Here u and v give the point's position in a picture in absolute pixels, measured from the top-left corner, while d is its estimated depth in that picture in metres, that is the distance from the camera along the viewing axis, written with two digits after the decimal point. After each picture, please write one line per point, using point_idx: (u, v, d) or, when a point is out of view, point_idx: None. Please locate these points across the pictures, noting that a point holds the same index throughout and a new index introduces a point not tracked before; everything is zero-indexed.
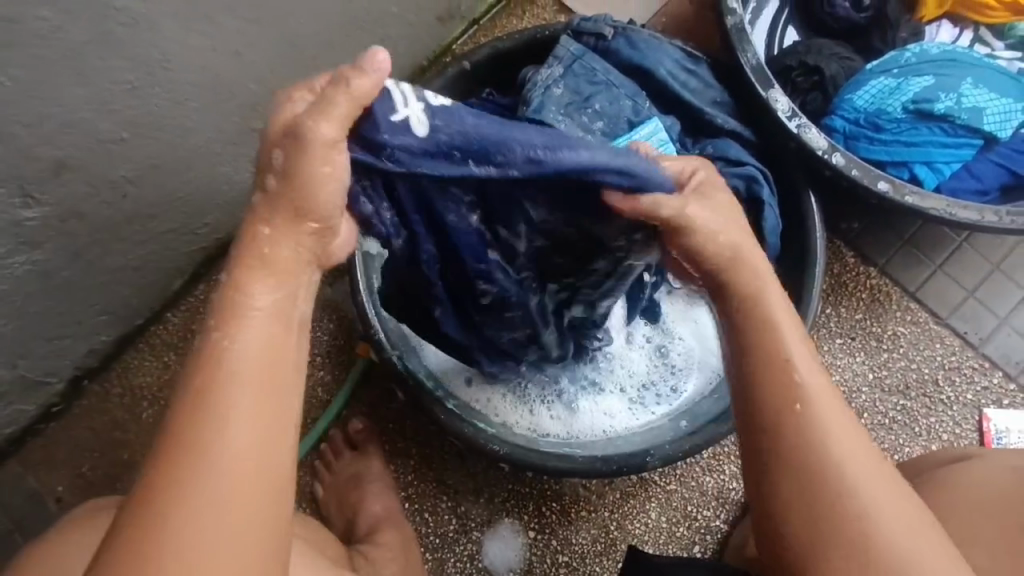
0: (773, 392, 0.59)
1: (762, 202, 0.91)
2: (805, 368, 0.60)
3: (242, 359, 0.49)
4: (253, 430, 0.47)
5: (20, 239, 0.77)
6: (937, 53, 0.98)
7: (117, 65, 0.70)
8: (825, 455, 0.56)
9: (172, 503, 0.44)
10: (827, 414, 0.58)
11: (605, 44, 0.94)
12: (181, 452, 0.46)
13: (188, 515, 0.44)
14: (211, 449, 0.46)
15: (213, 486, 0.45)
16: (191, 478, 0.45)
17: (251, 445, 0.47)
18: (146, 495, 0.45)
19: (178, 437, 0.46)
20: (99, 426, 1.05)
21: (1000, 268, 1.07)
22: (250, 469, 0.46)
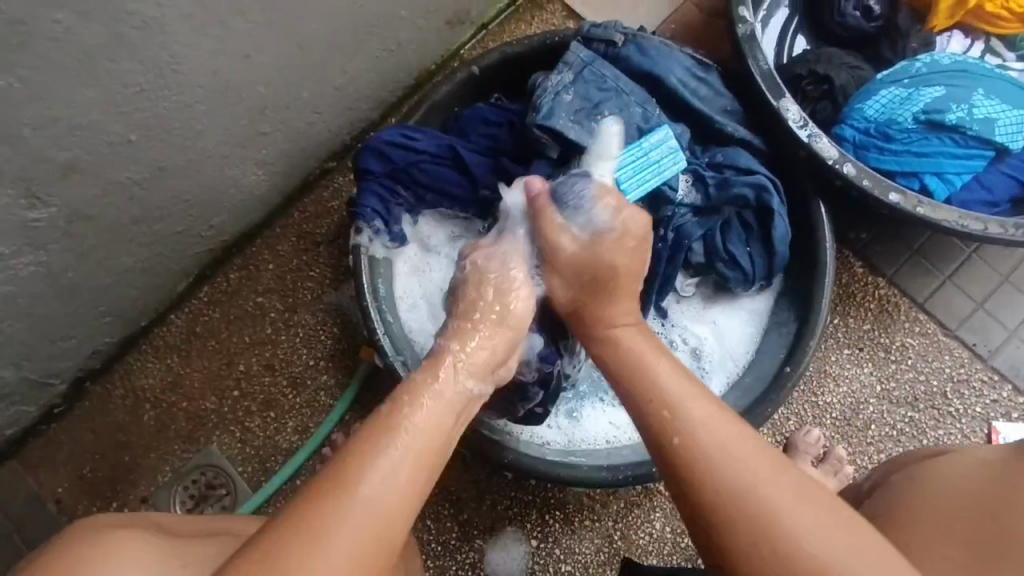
0: (652, 407, 0.58)
1: (773, 211, 0.91)
2: (673, 387, 0.58)
3: (419, 423, 0.54)
4: (404, 497, 0.50)
5: (26, 240, 0.77)
6: (949, 63, 0.98)
7: (128, 67, 0.70)
8: (701, 452, 0.54)
9: (307, 536, 0.46)
10: (702, 420, 0.55)
11: (615, 50, 0.94)
12: (337, 484, 0.49)
13: (323, 544, 0.46)
14: (358, 499, 0.48)
15: (347, 537, 0.47)
16: (331, 525, 0.47)
17: (393, 509, 0.49)
18: (294, 516, 0.47)
19: (334, 476, 0.49)
20: (101, 428, 1.04)
21: (1009, 279, 1.07)
22: (380, 535, 0.48)
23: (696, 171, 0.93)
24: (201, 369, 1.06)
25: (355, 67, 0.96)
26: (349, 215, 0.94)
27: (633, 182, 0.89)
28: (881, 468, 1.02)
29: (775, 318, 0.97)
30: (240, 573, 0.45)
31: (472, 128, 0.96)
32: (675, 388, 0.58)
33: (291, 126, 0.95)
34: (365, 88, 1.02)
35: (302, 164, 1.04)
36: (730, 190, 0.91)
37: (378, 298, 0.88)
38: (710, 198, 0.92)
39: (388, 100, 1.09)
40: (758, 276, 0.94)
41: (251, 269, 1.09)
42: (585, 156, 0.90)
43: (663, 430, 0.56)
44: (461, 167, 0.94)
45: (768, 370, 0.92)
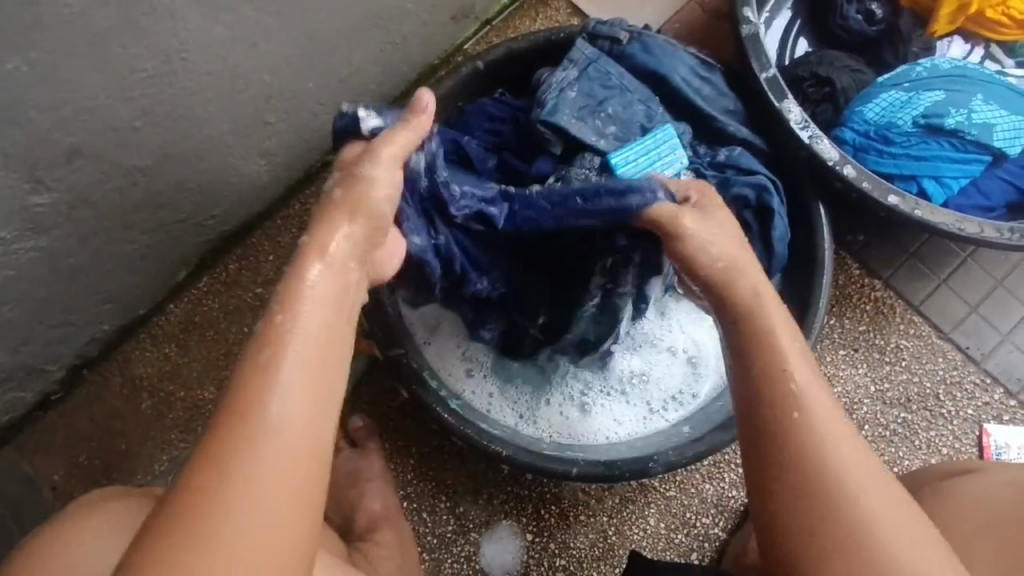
0: (780, 406, 0.60)
1: (773, 211, 0.91)
2: (811, 392, 0.61)
3: (308, 335, 0.56)
4: (311, 410, 0.53)
5: (28, 224, 0.76)
6: (948, 68, 0.99)
7: (136, 52, 0.70)
8: (816, 439, 0.58)
9: (226, 467, 0.49)
10: (826, 419, 0.59)
11: (620, 48, 0.94)
12: (233, 421, 0.51)
13: (244, 480, 0.48)
14: (269, 423, 0.51)
15: (265, 457, 0.49)
16: (247, 452, 0.49)
17: (306, 418, 0.52)
18: (202, 463, 0.49)
19: (234, 406, 0.51)
20: (97, 415, 1.04)
21: (1003, 284, 1.08)
22: (301, 447, 0.51)
23: (698, 170, 0.93)
24: (199, 359, 1.06)
25: (359, 60, 0.97)
26: None
27: (636, 180, 0.88)
28: None
29: None
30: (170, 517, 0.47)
31: (476, 122, 0.96)
32: (808, 384, 0.61)
33: (295, 116, 0.95)
34: (369, 81, 1.02)
35: (305, 155, 1.04)
36: (731, 190, 0.91)
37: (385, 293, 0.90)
38: None
39: (391, 94, 1.09)
40: (757, 276, 0.95)
41: (252, 260, 1.09)
42: (588, 154, 0.89)
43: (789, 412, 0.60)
44: (463, 162, 0.94)
45: None
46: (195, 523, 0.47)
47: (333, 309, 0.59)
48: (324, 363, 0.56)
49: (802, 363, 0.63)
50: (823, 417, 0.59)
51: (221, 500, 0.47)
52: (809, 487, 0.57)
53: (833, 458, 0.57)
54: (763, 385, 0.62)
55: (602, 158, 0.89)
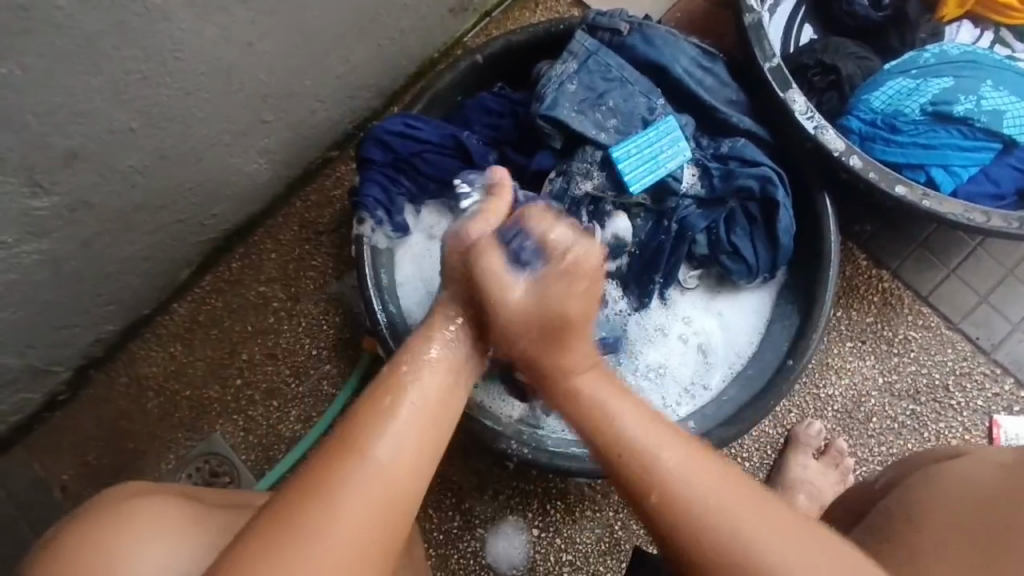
0: (625, 459, 0.56)
1: (777, 203, 0.90)
2: (644, 434, 0.56)
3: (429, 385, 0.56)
4: (411, 461, 0.51)
5: (29, 228, 0.76)
6: (957, 54, 0.97)
7: (130, 55, 0.69)
8: (681, 506, 0.52)
9: (318, 496, 0.48)
10: (666, 458, 0.55)
11: (620, 40, 0.93)
12: (337, 451, 0.50)
13: (332, 509, 0.48)
14: (372, 461, 0.50)
15: (366, 489, 0.49)
16: (343, 484, 0.49)
17: (410, 459, 0.52)
18: (306, 480, 0.49)
19: (346, 433, 0.52)
20: (105, 416, 1.05)
21: (1014, 273, 1.06)
22: (394, 493, 0.50)
23: (702, 163, 0.92)
24: (204, 358, 1.06)
25: (357, 56, 0.96)
26: (353, 204, 0.94)
27: (637, 173, 0.89)
28: (882, 460, 1.02)
29: (778, 310, 0.97)
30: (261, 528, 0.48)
31: (475, 117, 0.95)
32: (635, 428, 0.57)
33: (293, 114, 0.95)
34: (368, 77, 1.01)
35: (305, 152, 1.04)
36: (735, 182, 0.90)
37: (382, 288, 0.88)
38: (715, 190, 0.91)
39: (390, 89, 1.08)
40: (762, 269, 0.93)
41: (254, 258, 1.08)
42: (589, 147, 0.89)
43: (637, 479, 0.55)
44: (465, 158, 0.94)
45: (769, 365, 0.92)
46: (279, 540, 0.46)
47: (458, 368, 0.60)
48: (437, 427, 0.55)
49: (671, 440, 0.56)
50: (678, 486, 0.53)
51: (305, 518, 0.47)
52: (692, 516, 0.52)
53: (664, 470, 0.54)
54: (625, 464, 0.55)
55: (603, 152, 0.89)
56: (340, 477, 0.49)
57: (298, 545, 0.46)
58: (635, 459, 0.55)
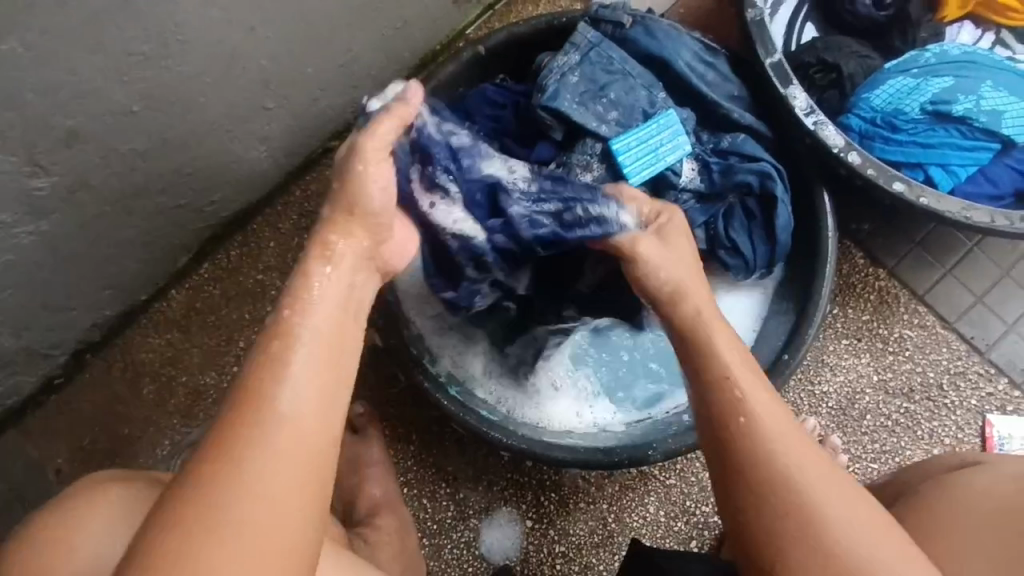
0: (722, 395, 0.62)
1: (776, 199, 0.90)
2: (769, 415, 0.60)
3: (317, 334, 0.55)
4: (316, 407, 0.51)
5: (28, 208, 0.76)
6: (957, 54, 0.97)
7: (131, 35, 0.69)
8: (767, 447, 0.59)
9: (236, 458, 0.47)
10: (770, 424, 0.60)
11: (623, 33, 0.93)
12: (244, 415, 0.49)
13: (253, 468, 0.47)
14: (276, 417, 0.49)
15: (273, 449, 0.48)
16: (242, 465, 0.47)
17: (312, 418, 0.50)
18: (219, 448, 0.48)
19: (244, 399, 0.50)
20: (100, 401, 1.05)
21: (1011, 274, 1.07)
22: (297, 456, 0.49)
23: (702, 158, 0.92)
24: (200, 344, 1.06)
25: (359, 44, 0.96)
26: (352, 193, 0.94)
27: (637, 166, 0.89)
28: (874, 457, 1.03)
29: (775, 306, 0.97)
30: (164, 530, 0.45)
31: (476, 108, 0.95)
32: (766, 411, 0.60)
33: (295, 101, 0.95)
34: (370, 66, 1.01)
35: (305, 141, 1.04)
36: (734, 177, 0.90)
37: None
38: (714, 184, 0.92)
39: (392, 79, 1.08)
40: (759, 264, 0.94)
41: (253, 246, 1.08)
42: (589, 139, 0.89)
43: (742, 460, 0.59)
44: None
45: (765, 359, 0.93)
46: (190, 524, 0.45)
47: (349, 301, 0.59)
48: (337, 368, 0.54)
49: (759, 388, 0.62)
50: (766, 423, 0.60)
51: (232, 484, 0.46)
52: (772, 500, 0.57)
53: (767, 419, 0.60)
54: (730, 389, 0.62)
55: (603, 144, 0.89)
56: (232, 469, 0.47)
57: (215, 521, 0.45)
58: (732, 403, 0.61)
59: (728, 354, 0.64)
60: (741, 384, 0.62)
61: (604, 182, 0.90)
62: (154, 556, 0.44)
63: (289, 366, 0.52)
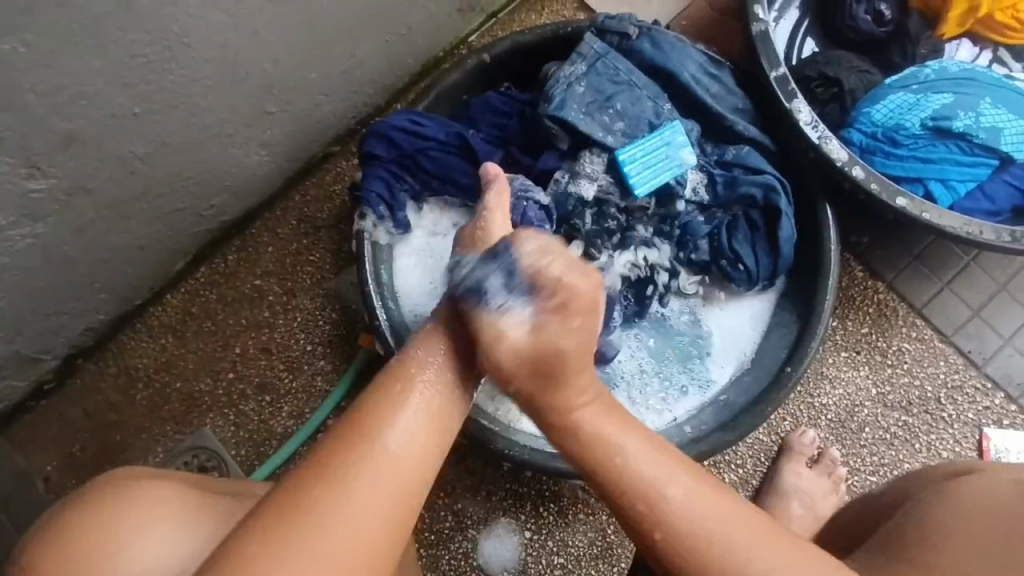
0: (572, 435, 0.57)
1: (780, 212, 0.90)
2: (644, 468, 0.53)
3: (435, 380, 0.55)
4: (423, 447, 0.51)
5: (24, 212, 0.75)
6: (957, 71, 0.98)
7: (135, 38, 0.68)
8: (648, 488, 0.53)
9: (333, 481, 0.47)
10: (681, 502, 0.52)
11: (629, 44, 0.93)
12: (353, 438, 0.49)
13: (344, 494, 0.46)
14: (385, 447, 0.49)
15: (373, 484, 0.47)
16: (335, 491, 0.46)
17: (415, 460, 0.50)
18: (320, 463, 0.48)
19: (356, 424, 0.50)
20: (92, 407, 1.02)
21: (1007, 289, 1.08)
22: (394, 500, 0.48)
23: (706, 169, 0.93)
24: (196, 350, 1.05)
25: (363, 51, 0.95)
26: (354, 198, 0.93)
27: (643, 177, 0.90)
28: (873, 470, 1.03)
29: (777, 318, 0.97)
30: (252, 535, 0.44)
31: (481, 115, 0.95)
32: (638, 461, 0.54)
33: (297, 106, 0.94)
34: (373, 72, 1.01)
35: (306, 146, 1.03)
36: (738, 189, 0.91)
37: (382, 285, 0.88)
38: (718, 197, 0.93)
39: (395, 86, 1.08)
40: (762, 276, 0.93)
41: (252, 251, 1.07)
42: (594, 149, 0.90)
43: (632, 507, 0.53)
44: (469, 156, 0.93)
45: (767, 370, 0.92)
46: (278, 535, 0.44)
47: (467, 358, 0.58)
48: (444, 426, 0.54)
49: (630, 426, 0.57)
50: (643, 461, 0.54)
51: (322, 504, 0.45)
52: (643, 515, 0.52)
53: (597, 423, 0.56)
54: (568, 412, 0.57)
55: (608, 155, 0.90)
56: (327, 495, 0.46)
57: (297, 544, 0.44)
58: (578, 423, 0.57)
59: (593, 394, 0.58)
60: (641, 469, 0.53)
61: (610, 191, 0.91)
62: (237, 555, 0.44)
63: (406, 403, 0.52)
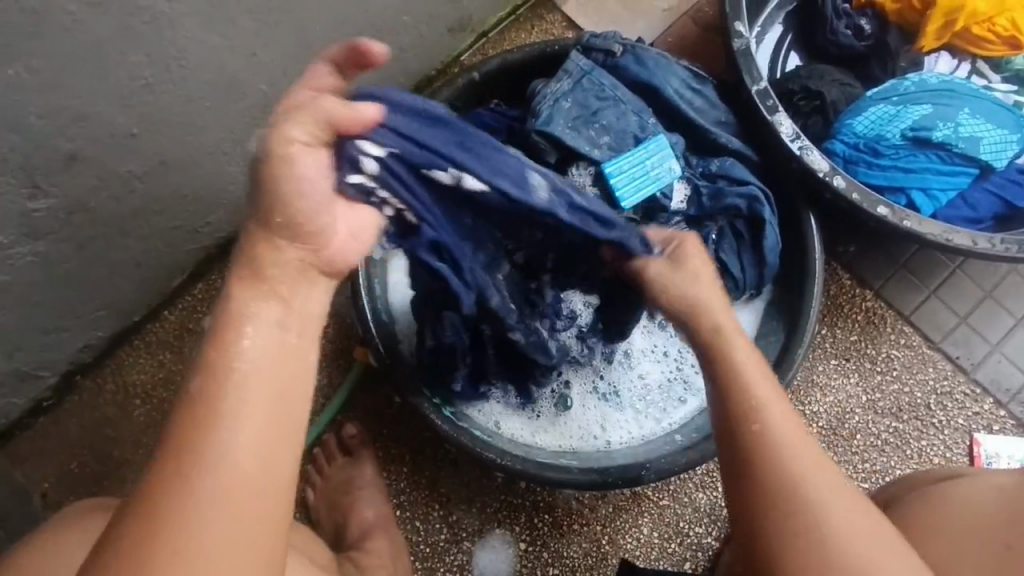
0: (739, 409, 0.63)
1: (764, 222, 0.93)
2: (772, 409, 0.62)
3: (261, 349, 0.50)
4: (270, 435, 0.48)
5: (25, 229, 0.77)
6: (936, 83, 1.01)
7: (135, 60, 0.71)
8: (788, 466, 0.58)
9: (178, 489, 0.45)
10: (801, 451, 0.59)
11: (614, 60, 0.96)
12: (182, 454, 0.46)
13: (197, 504, 0.45)
14: (224, 454, 0.46)
15: (218, 493, 0.45)
16: (194, 472, 0.45)
17: (260, 462, 0.47)
18: (154, 485, 0.45)
19: (186, 438, 0.46)
20: (90, 423, 1.04)
21: (992, 295, 1.09)
22: (260, 491, 0.46)
23: (691, 182, 0.95)
24: (193, 366, 1.06)
25: None
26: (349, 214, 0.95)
27: (629, 189, 0.91)
28: (865, 477, 1.04)
29: (765, 326, 0.98)
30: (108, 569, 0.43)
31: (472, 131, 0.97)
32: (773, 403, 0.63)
33: None
34: (366, 92, 1.03)
35: None
36: (723, 201, 0.93)
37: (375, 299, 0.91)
38: (703, 208, 0.94)
39: None
40: (748, 285, 0.96)
41: None
42: (582, 163, 0.92)
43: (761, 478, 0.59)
44: None
45: None
46: (133, 564, 0.43)
47: (294, 321, 0.52)
48: (288, 397, 0.50)
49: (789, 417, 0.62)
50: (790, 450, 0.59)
51: (176, 516, 0.44)
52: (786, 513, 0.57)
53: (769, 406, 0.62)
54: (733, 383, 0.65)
55: (595, 168, 0.92)
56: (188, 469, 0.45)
57: None
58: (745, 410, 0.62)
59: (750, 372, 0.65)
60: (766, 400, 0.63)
61: None
62: None
63: (230, 388, 0.48)
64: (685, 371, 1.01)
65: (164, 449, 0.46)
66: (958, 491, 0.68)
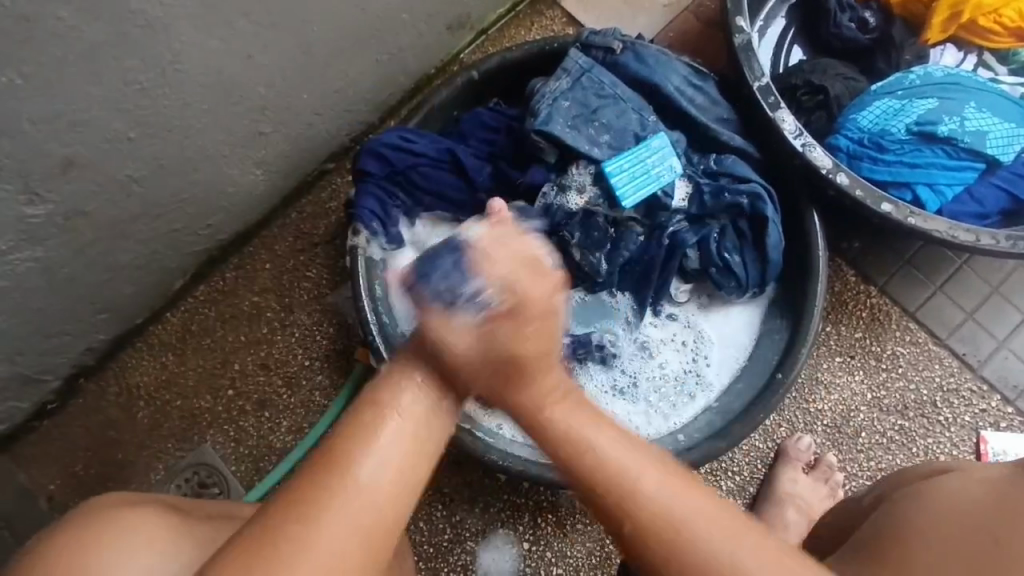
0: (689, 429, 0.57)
1: (767, 220, 0.92)
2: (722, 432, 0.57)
3: (409, 396, 0.52)
4: (396, 475, 0.49)
5: (24, 235, 0.77)
6: (941, 76, 0.99)
7: (130, 65, 0.70)
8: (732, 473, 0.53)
9: (311, 515, 0.46)
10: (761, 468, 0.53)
11: (614, 58, 0.95)
12: (312, 485, 0.47)
13: (317, 534, 0.45)
14: (359, 481, 0.47)
15: (339, 529, 0.46)
16: (326, 513, 0.46)
17: (386, 504, 0.48)
18: (286, 503, 0.47)
19: (331, 464, 0.48)
20: (93, 425, 1.04)
21: (999, 291, 1.08)
22: (371, 528, 0.47)
23: (693, 179, 0.94)
24: (196, 368, 1.06)
25: (354, 70, 0.97)
26: (348, 215, 0.95)
27: (630, 187, 0.91)
28: (871, 475, 1.03)
29: (768, 325, 0.97)
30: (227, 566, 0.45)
31: (472, 131, 0.97)
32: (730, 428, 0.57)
33: (291, 126, 0.96)
34: (365, 92, 1.03)
35: (302, 165, 1.05)
36: (725, 199, 0.92)
37: (375, 297, 0.89)
38: (705, 206, 0.93)
39: (387, 103, 1.09)
40: (751, 283, 0.95)
41: (249, 269, 1.09)
42: (582, 162, 0.91)
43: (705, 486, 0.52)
44: (458, 170, 0.95)
45: (758, 378, 0.93)
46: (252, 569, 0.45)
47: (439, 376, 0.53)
48: (423, 444, 0.51)
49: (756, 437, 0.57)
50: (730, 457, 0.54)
51: (300, 537, 0.45)
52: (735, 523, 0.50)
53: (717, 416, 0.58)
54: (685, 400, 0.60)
55: (595, 167, 0.91)
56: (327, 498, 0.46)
57: None
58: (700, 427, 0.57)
59: None
60: None
61: (597, 203, 0.92)
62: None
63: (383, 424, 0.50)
64: (697, 364, 0.97)
65: (307, 471, 0.48)
66: (948, 486, 0.67)
